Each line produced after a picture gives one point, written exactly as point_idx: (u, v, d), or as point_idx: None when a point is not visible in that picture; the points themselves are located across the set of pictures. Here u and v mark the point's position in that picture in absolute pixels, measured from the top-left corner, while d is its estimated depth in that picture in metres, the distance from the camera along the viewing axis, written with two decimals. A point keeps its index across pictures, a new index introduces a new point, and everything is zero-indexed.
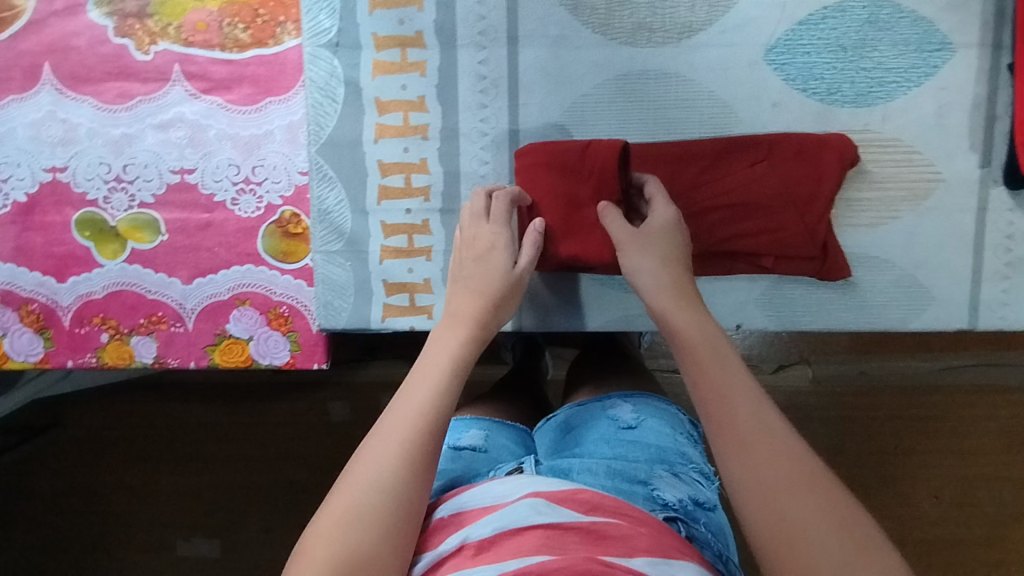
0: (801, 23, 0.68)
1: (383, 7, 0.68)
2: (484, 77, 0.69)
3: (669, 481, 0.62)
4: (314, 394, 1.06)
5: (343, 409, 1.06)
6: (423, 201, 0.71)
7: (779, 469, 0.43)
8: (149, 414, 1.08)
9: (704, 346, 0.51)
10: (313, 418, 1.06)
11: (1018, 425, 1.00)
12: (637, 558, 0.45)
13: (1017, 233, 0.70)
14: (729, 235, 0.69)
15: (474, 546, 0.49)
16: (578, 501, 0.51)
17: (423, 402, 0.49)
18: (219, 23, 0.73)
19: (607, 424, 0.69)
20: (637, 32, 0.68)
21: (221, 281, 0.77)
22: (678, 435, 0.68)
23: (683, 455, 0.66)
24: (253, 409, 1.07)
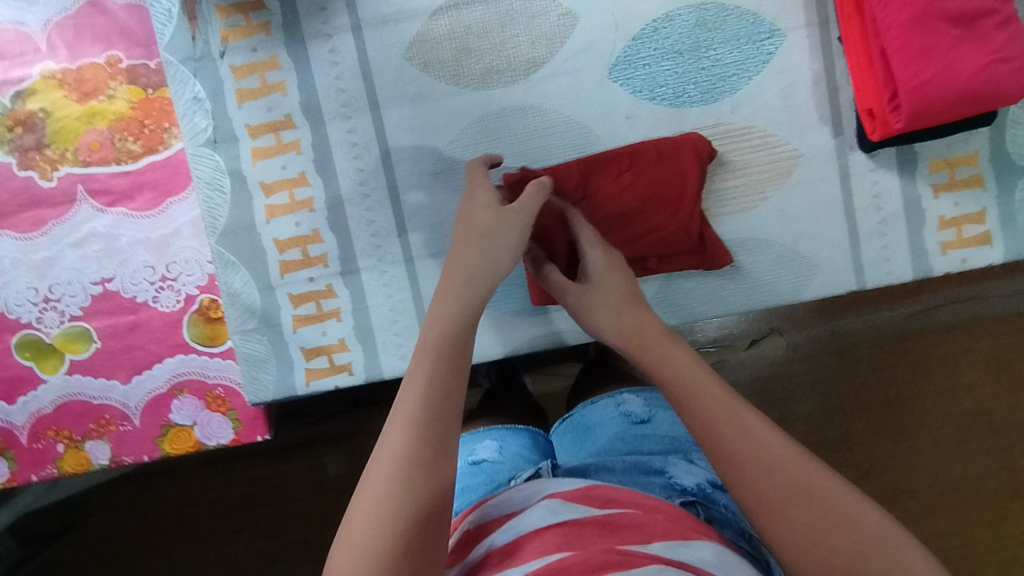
0: (635, 39, 0.72)
1: (250, 99, 0.73)
2: (355, 144, 0.73)
3: (686, 467, 0.64)
4: (305, 453, 1.10)
5: (339, 463, 1.09)
6: (323, 268, 0.75)
7: (771, 483, 0.44)
8: (140, 504, 1.12)
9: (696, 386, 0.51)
10: (307, 476, 1.10)
11: (1000, 353, 1.02)
12: (654, 541, 0.46)
13: (883, 191, 0.73)
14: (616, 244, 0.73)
15: (497, 555, 0.50)
16: (593, 496, 0.53)
17: (412, 441, 0.46)
18: (111, 140, 0.79)
19: (619, 421, 0.73)
20: (487, 75, 0.72)
21: (158, 374, 0.81)
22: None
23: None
24: (244, 477, 1.11)
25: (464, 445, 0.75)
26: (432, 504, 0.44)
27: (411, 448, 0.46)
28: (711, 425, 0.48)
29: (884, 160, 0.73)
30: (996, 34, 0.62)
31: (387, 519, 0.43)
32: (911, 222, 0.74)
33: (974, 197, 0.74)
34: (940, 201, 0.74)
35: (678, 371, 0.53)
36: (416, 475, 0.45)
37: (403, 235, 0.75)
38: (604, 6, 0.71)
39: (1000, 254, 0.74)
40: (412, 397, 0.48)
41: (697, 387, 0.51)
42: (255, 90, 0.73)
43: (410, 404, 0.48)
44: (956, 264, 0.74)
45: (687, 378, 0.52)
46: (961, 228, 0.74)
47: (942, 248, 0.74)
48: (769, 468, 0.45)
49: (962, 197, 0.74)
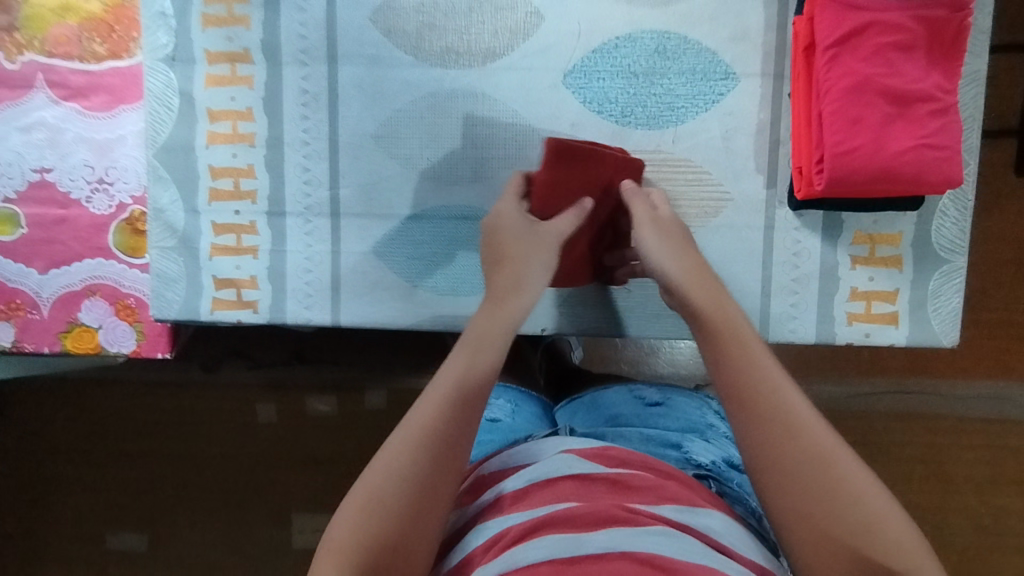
0: (594, 51, 0.74)
1: (214, 26, 0.75)
2: (306, 92, 0.75)
3: (702, 445, 0.72)
4: (238, 393, 1.09)
5: (270, 411, 1.09)
6: (250, 203, 0.76)
7: (781, 464, 0.45)
8: (38, 415, 1.11)
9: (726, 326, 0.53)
10: (236, 417, 1.09)
11: (936, 454, 1.02)
12: (665, 505, 0.52)
13: (803, 251, 0.75)
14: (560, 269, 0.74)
15: (509, 497, 0.55)
16: (608, 456, 0.59)
17: (445, 406, 0.48)
18: (79, 37, 0.80)
19: (636, 401, 0.79)
20: (446, 55, 0.74)
21: (74, 272, 0.83)
22: (704, 409, 0.79)
23: (713, 424, 0.76)
24: (167, 403, 1.10)
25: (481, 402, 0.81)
26: (447, 459, 0.47)
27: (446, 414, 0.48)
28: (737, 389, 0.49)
29: (809, 221, 0.74)
30: (928, 121, 0.64)
31: (404, 473, 0.46)
32: (823, 287, 0.75)
33: (890, 275, 0.74)
34: (856, 272, 0.74)
35: (736, 322, 0.53)
36: (444, 435, 0.47)
37: (334, 189, 0.76)
38: (570, 13, 0.73)
39: (903, 337, 0.75)
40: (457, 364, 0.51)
41: (744, 346, 0.51)
42: (222, 19, 0.75)
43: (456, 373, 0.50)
44: (859, 336, 0.75)
45: (729, 342, 0.52)
46: (871, 303, 0.75)
47: (848, 317, 0.75)
48: (780, 451, 0.45)
49: (879, 273, 0.74)
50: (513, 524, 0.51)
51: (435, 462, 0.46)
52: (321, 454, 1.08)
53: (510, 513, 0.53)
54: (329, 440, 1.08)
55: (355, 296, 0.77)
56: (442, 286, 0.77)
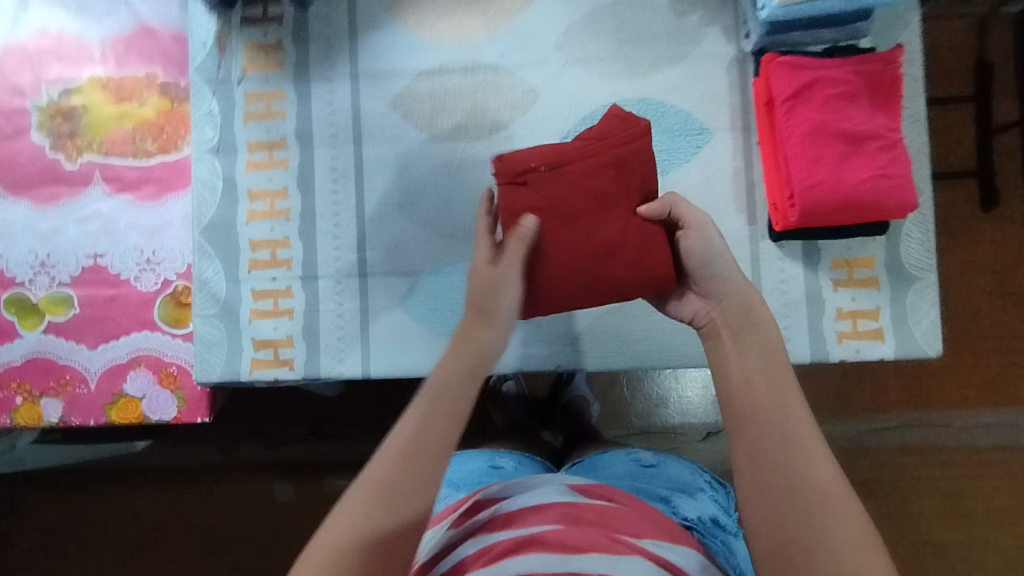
0: (586, 119, 0.85)
1: (255, 120, 0.86)
2: (336, 169, 0.85)
3: (687, 502, 0.83)
4: (255, 478, 1.16)
5: (286, 491, 1.15)
6: (286, 270, 0.85)
7: (767, 475, 0.52)
8: (70, 503, 1.18)
9: (772, 345, 0.61)
10: (255, 499, 1.16)
11: (949, 483, 1.16)
12: (645, 538, 0.60)
13: (788, 278, 0.82)
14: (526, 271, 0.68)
15: (502, 519, 0.63)
16: (593, 493, 0.68)
17: (432, 416, 0.56)
18: (133, 138, 0.92)
19: (632, 462, 0.90)
20: (456, 131, 0.85)
21: (121, 346, 0.89)
22: (695, 474, 0.89)
23: (703, 487, 0.87)
24: (191, 491, 1.17)
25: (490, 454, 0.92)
26: (438, 467, 0.54)
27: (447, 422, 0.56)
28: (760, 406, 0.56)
29: (791, 251, 0.82)
30: (877, 155, 0.74)
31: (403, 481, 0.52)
32: (811, 309, 0.82)
33: (870, 295, 0.82)
34: (839, 294, 0.82)
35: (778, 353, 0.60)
36: (438, 441, 0.55)
37: (362, 251, 0.85)
38: (562, 89, 0.85)
39: (891, 351, 0.81)
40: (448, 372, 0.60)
41: (775, 375, 0.58)
42: (262, 114, 0.86)
43: (446, 390, 0.58)
44: (851, 352, 0.82)
45: (766, 372, 0.58)
46: (856, 321, 0.82)
47: (838, 336, 0.82)
48: (775, 463, 0.52)
49: (860, 293, 0.82)
50: (502, 540, 0.59)
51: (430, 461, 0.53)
52: None
53: (503, 530, 0.61)
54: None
55: (384, 348, 0.84)
56: None
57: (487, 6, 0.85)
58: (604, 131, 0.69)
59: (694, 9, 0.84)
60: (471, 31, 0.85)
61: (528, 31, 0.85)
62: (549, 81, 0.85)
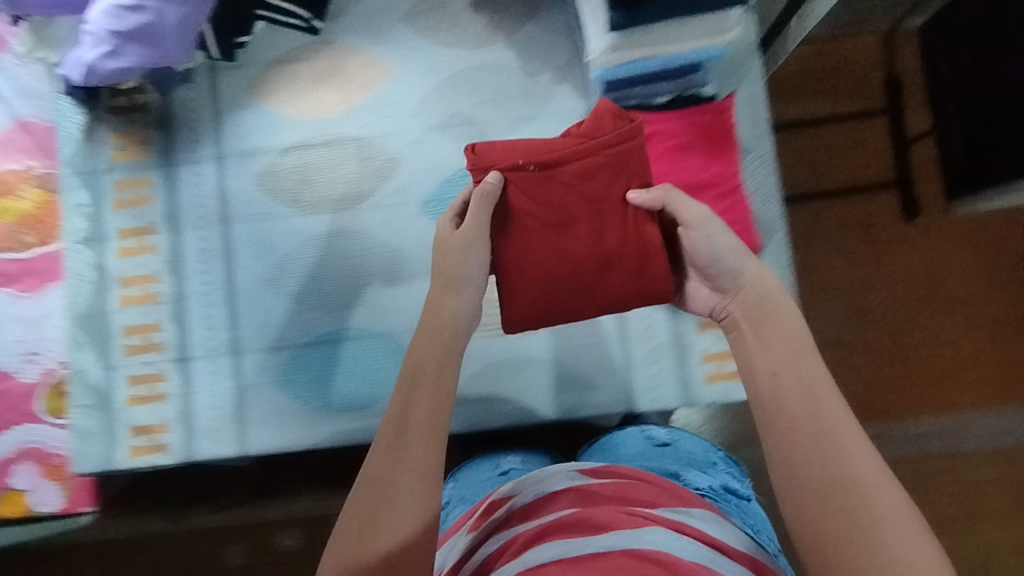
0: (446, 183, 0.86)
1: (124, 207, 0.87)
2: (205, 251, 0.87)
3: (701, 475, 0.82)
4: (210, 538, 1.06)
5: (239, 554, 1.06)
6: (161, 354, 0.85)
7: (807, 460, 0.48)
8: None
9: (789, 315, 0.58)
10: (208, 561, 1.06)
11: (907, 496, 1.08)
12: (659, 507, 0.57)
13: (652, 324, 0.84)
14: (517, 277, 0.68)
15: (519, 514, 0.59)
16: (599, 472, 0.67)
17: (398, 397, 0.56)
18: (11, 231, 0.93)
19: (643, 439, 0.87)
20: (322, 204, 0.87)
21: (5, 441, 0.89)
22: (709, 451, 0.87)
23: (715, 461, 0.85)
24: (128, 555, 1.06)
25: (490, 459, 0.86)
26: (430, 441, 0.53)
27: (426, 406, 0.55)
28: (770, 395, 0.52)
29: None
30: (716, 203, 0.79)
31: (382, 458, 0.52)
32: (678, 354, 0.83)
33: None
34: (703, 335, 0.83)
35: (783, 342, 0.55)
36: (430, 423, 0.54)
37: (235, 330, 0.85)
38: (422, 155, 0.87)
39: None
40: (424, 354, 0.59)
41: (802, 357, 0.54)
42: (130, 201, 0.87)
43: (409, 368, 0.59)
44: (719, 393, 0.82)
45: (794, 364, 0.53)
46: (721, 363, 0.82)
47: (705, 378, 0.82)
48: (811, 453, 0.48)
49: (724, 334, 0.83)
50: (523, 531, 0.55)
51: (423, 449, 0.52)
52: None
53: (523, 522, 0.57)
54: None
55: (260, 424, 0.84)
56: (338, 402, 0.84)
57: (344, 81, 0.88)
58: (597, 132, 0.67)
59: (544, 69, 0.86)
60: (331, 105, 0.87)
61: (386, 102, 0.87)
62: (409, 148, 0.87)
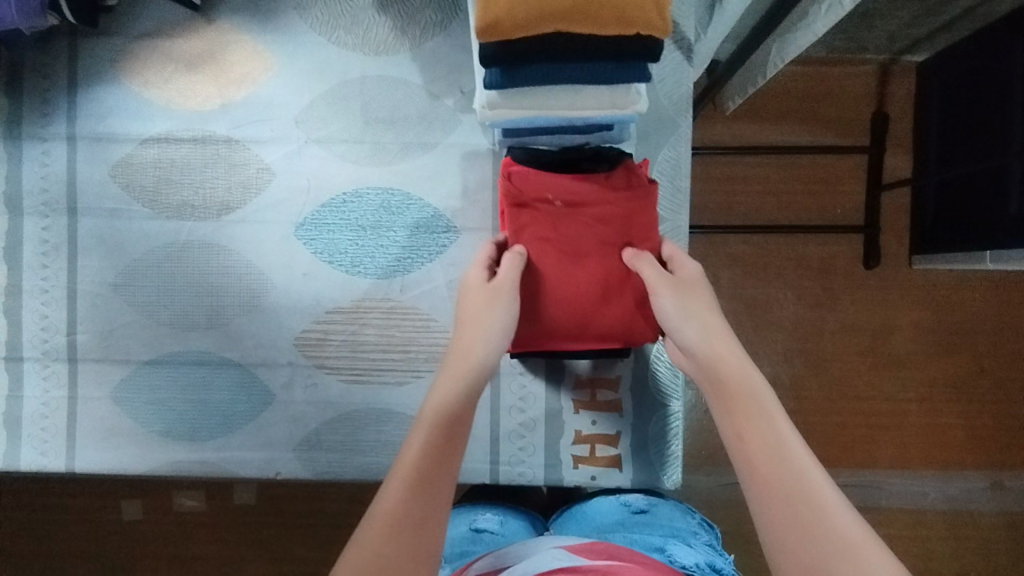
0: (324, 205, 0.77)
1: None
2: (46, 241, 0.78)
3: (685, 550, 0.71)
4: (103, 492, 1.06)
5: (135, 509, 1.06)
6: None
7: (791, 540, 0.45)
8: None
9: (729, 370, 0.55)
10: (102, 516, 1.06)
11: None
12: None
13: (528, 395, 0.77)
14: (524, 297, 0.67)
15: None
16: (596, 550, 0.64)
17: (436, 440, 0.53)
18: None
19: (620, 508, 0.77)
20: (182, 207, 0.77)
21: None
22: (689, 516, 0.77)
23: (696, 531, 0.76)
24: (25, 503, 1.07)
25: (467, 514, 0.82)
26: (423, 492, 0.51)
27: (432, 439, 0.53)
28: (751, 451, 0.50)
29: (533, 367, 0.76)
30: None
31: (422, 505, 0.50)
32: (549, 431, 0.77)
33: (610, 419, 0.77)
34: (579, 416, 0.77)
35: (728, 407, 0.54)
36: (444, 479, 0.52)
37: (70, 334, 0.77)
38: (301, 169, 0.77)
39: (627, 480, 0.77)
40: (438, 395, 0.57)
41: (764, 413, 0.52)
42: None
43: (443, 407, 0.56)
44: (586, 478, 0.77)
45: (756, 419, 0.51)
46: (595, 447, 0.77)
47: (573, 461, 0.77)
48: (800, 527, 0.45)
49: (601, 417, 0.77)
50: None
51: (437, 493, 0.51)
52: (188, 552, 1.06)
53: None
54: (191, 541, 1.05)
55: (89, 442, 0.77)
56: (176, 429, 0.77)
57: (221, 70, 0.77)
58: (612, 181, 0.67)
59: (450, 92, 0.77)
60: (204, 96, 0.77)
61: (266, 102, 0.77)
62: (287, 160, 0.77)
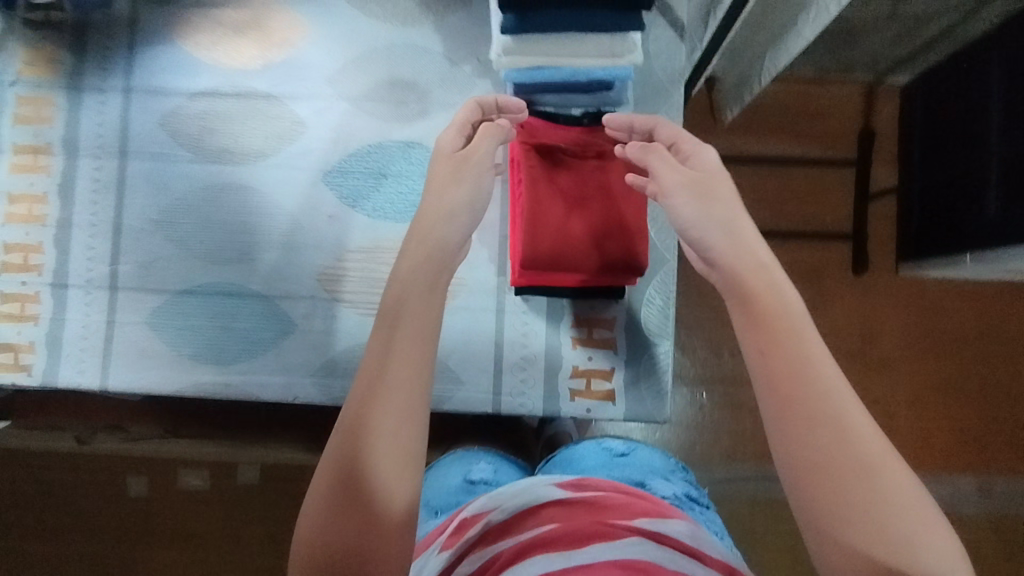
0: (350, 154, 0.86)
1: (24, 123, 0.86)
2: (97, 181, 0.86)
3: (665, 484, 0.81)
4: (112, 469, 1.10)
5: (141, 487, 1.10)
6: (36, 275, 0.85)
7: (783, 367, 0.47)
8: None
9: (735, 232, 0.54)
10: (108, 492, 1.11)
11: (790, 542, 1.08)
12: (638, 517, 0.59)
13: (530, 331, 0.84)
14: (529, 223, 0.71)
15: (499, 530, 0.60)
16: (581, 484, 0.68)
17: (391, 352, 0.48)
18: None
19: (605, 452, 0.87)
20: (222, 153, 0.86)
21: None
22: (666, 458, 0.87)
23: (673, 469, 0.85)
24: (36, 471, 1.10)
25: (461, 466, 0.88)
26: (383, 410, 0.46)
27: (384, 367, 0.47)
28: (764, 373, 0.47)
29: (534, 305, 0.84)
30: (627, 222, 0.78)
31: (383, 439, 0.45)
32: (548, 365, 0.83)
33: (606, 355, 0.83)
34: (576, 352, 0.83)
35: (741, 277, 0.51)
36: (408, 396, 0.47)
37: (113, 265, 0.85)
38: (331, 123, 0.86)
39: (621, 412, 0.83)
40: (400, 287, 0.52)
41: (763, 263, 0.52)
42: (30, 119, 0.86)
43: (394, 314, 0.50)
44: (582, 411, 0.83)
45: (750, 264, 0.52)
46: (591, 380, 0.83)
47: (571, 393, 0.83)
48: (787, 355, 0.47)
49: (597, 352, 0.83)
50: (504, 548, 0.57)
51: (408, 385, 0.47)
52: (196, 527, 1.10)
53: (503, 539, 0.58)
54: (196, 515, 1.10)
55: (123, 363, 0.84)
56: (204, 353, 0.84)
57: (264, 35, 0.87)
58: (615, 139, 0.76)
59: (467, 61, 0.86)
60: (247, 57, 0.87)
61: (302, 64, 0.87)
62: (318, 114, 0.86)
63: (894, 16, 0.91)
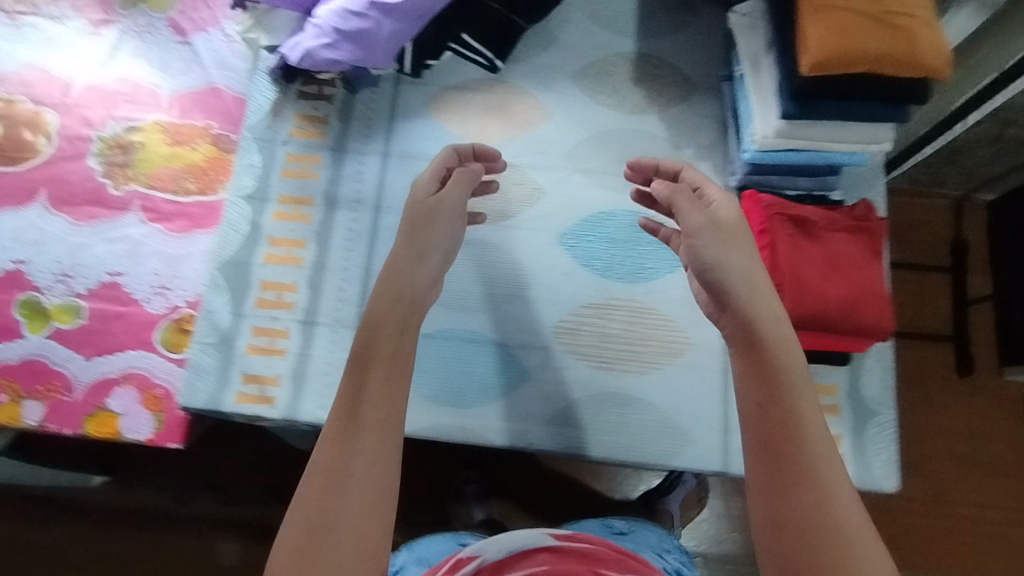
0: (585, 220, 0.94)
1: (290, 177, 0.96)
2: (353, 231, 0.94)
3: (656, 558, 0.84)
4: (205, 539, 1.23)
5: (232, 554, 1.22)
6: (289, 313, 0.90)
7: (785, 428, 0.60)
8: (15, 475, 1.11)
9: (763, 304, 0.67)
10: (200, 560, 1.22)
11: None
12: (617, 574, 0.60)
13: None
14: (790, 287, 0.79)
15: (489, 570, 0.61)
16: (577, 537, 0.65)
17: (382, 453, 0.60)
18: (177, 176, 1.01)
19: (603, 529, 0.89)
20: (468, 212, 0.94)
21: (115, 362, 0.93)
22: (663, 538, 0.89)
23: (670, 548, 0.88)
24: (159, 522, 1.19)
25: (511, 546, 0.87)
26: (384, 503, 0.59)
27: (370, 466, 0.59)
28: (789, 431, 0.60)
29: None
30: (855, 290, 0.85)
31: (358, 529, 0.57)
32: None
33: (831, 421, 0.86)
34: None
35: (767, 342, 0.65)
36: (374, 489, 0.59)
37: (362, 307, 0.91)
38: (566, 192, 0.95)
39: None
40: (376, 386, 0.63)
41: (769, 327, 0.66)
42: (296, 174, 0.96)
43: (373, 412, 0.62)
44: None
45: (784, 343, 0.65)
46: None
47: None
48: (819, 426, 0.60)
49: None
50: None
51: (377, 480, 0.59)
52: None
53: None
54: None
55: None
56: (442, 396, 0.87)
57: (508, 114, 0.99)
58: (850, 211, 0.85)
59: (690, 145, 0.97)
60: (493, 132, 0.98)
61: (541, 140, 0.97)
62: (556, 183, 0.96)
63: (998, 139, 1.09)
